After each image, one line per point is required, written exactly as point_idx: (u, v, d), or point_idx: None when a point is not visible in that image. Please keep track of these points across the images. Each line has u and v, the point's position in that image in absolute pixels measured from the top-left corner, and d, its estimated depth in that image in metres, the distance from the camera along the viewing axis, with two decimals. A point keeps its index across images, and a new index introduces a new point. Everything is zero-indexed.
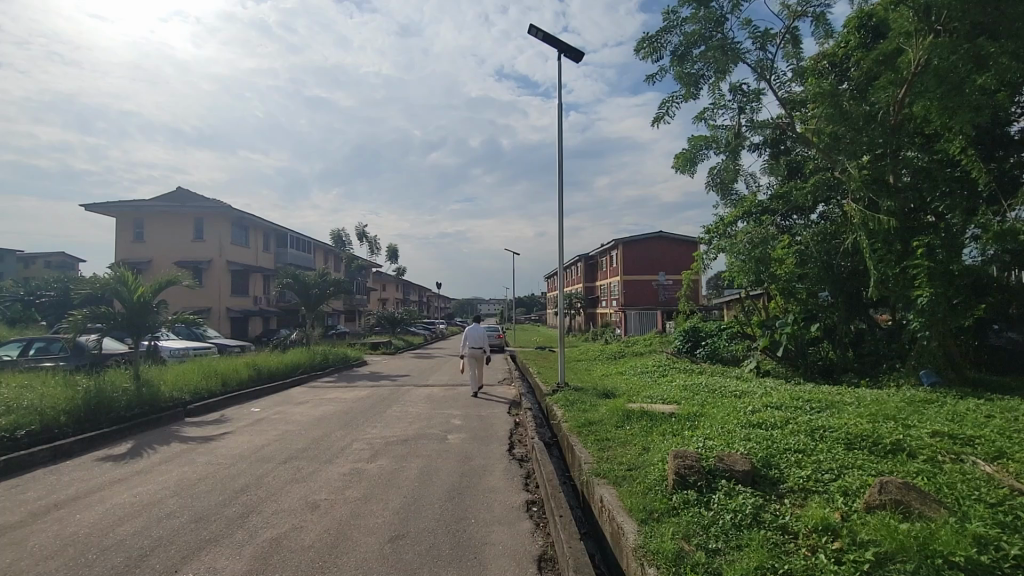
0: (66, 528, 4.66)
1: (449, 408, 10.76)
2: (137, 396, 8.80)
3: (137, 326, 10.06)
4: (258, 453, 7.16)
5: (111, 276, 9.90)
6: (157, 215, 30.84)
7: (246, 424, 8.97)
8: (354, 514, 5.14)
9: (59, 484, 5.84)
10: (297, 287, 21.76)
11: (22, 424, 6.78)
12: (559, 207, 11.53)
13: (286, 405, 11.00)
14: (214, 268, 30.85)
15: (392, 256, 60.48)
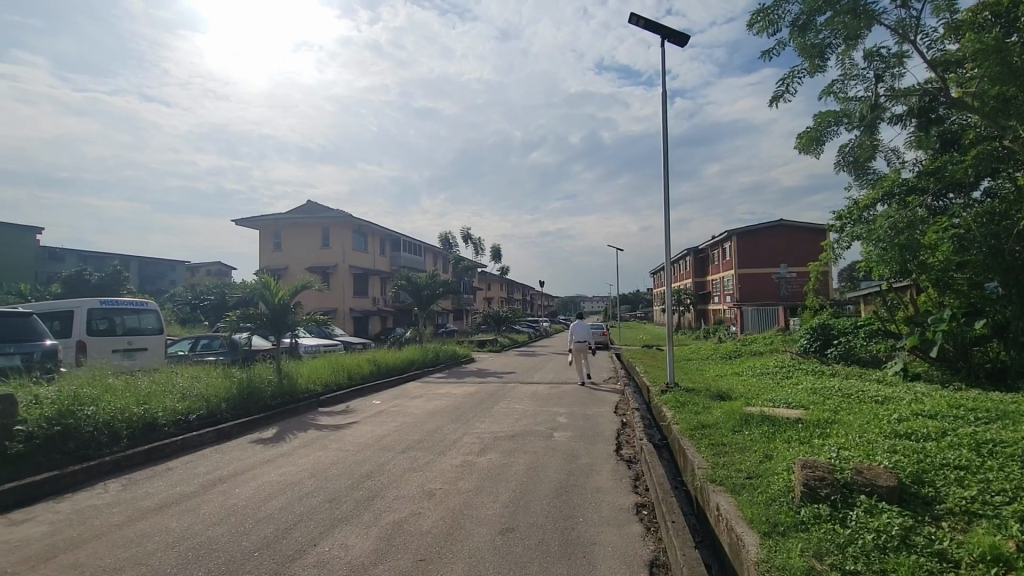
0: (229, 500, 5.41)
1: (555, 406, 10.79)
2: (280, 388, 9.96)
3: (278, 325, 11.39)
4: (380, 442, 7.73)
5: (258, 281, 11.27)
6: (292, 226, 34.70)
7: (369, 415, 9.76)
8: (467, 505, 5.35)
9: (223, 461, 6.80)
10: (410, 288, 23.20)
11: (194, 409, 7.99)
12: (667, 200, 11.02)
13: (403, 398, 11.78)
14: (339, 272, 34.00)
15: (496, 257, 62.09)
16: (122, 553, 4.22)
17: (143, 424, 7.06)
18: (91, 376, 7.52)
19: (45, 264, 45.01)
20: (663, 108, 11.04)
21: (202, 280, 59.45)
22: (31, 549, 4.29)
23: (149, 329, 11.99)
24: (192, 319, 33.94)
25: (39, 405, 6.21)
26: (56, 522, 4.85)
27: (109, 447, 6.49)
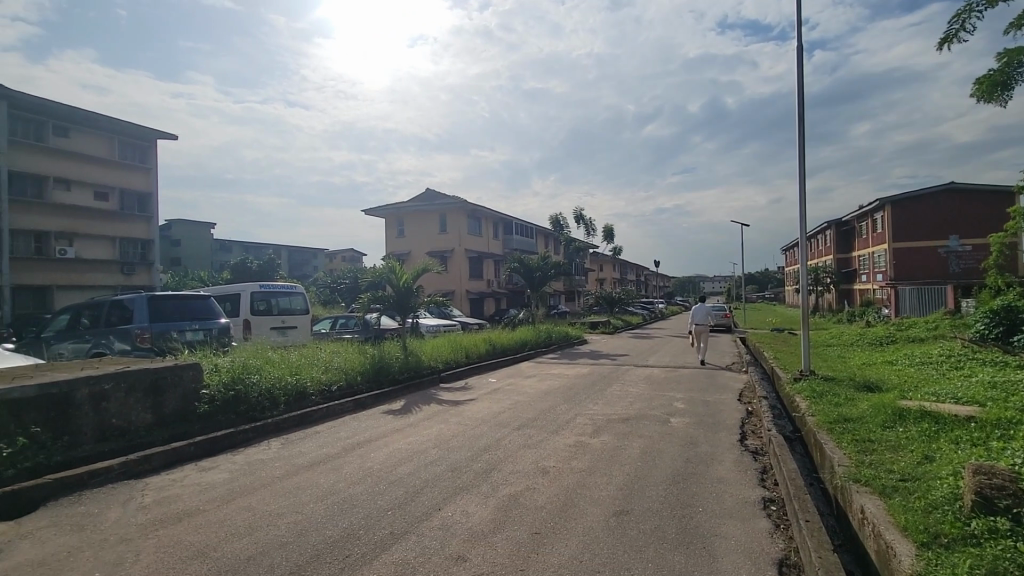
0: (366, 462, 6.01)
1: (672, 391, 10.37)
2: (406, 364, 10.80)
3: (403, 306, 12.30)
4: (496, 419, 8.04)
5: (385, 266, 12.23)
6: (413, 214, 37.01)
7: (485, 393, 10.20)
8: (581, 485, 5.37)
9: (360, 428, 7.57)
10: (522, 270, 23.62)
11: (335, 380, 8.98)
12: (802, 168, 9.88)
13: (517, 377, 12.11)
14: (456, 255, 35.68)
15: (609, 236, 60.70)
16: (284, 501, 4.91)
17: (295, 392, 8.09)
18: (255, 349, 8.76)
19: (218, 254, 53.17)
20: (799, 64, 9.84)
21: (338, 265, 66.01)
22: (216, 492, 5.16)
23: (298, 309, 13.62)
24: (331, 300, 38.01)
25: (218, 372, 7.38)
26: (233, 471, 5.76)
27: (270, 410, 7.54)
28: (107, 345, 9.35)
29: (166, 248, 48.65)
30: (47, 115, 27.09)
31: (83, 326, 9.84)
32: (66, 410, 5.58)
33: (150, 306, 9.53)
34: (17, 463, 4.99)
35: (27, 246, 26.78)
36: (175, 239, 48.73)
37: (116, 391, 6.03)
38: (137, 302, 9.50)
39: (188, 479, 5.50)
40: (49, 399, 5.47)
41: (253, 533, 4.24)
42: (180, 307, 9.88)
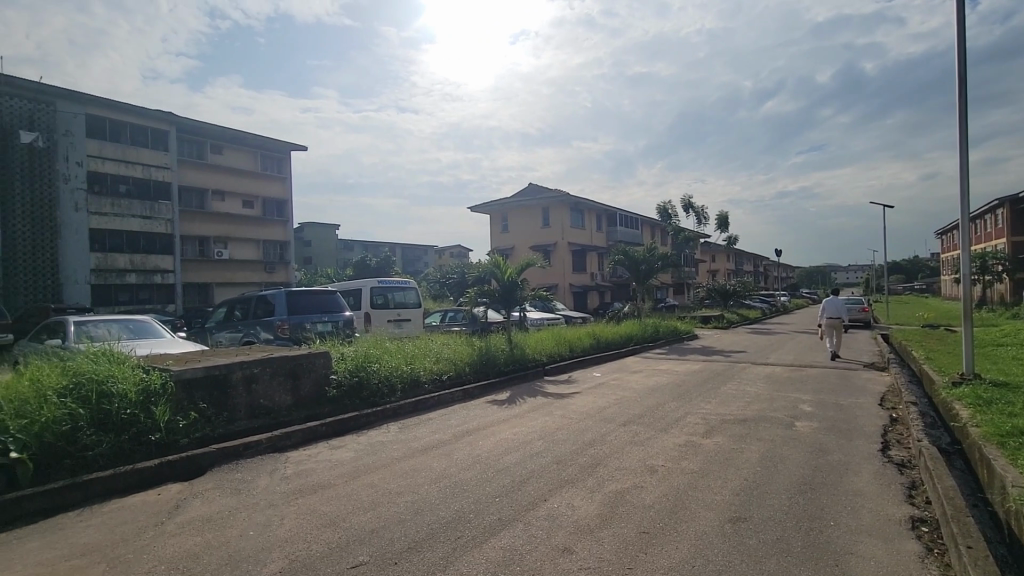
0: (474, 450, 6.26)
1: (797, 392, 9.47)
2: (512, 356, 11.06)
3: (508, 300, 12.57)
4: (601, 413, 7.93)
5: (490, 261, 12.58)
6: (516, 209, 37.61)
7: (590, 387, 10.11)
8: (692, 486, 5.09)
9: (469, 417, 7.89)
10: (627, 263, 22.97)
11: (446, 370, 9.45)
12: (963, 137, 8.43)
13: (622, 372, 11.82)
14: (559, 249, 35.70)
15: (722, 225, 56.82)
16: (401, 481, 5.27)
17: (410, 380, 8.65)
18: (375, 339, 9.48)
19: (342, 253, 58.46)
20: (957, 15, 8.40)
21: (446, 261, 69.30)
22: (344, 468, 5.69)
23: (411, 303, 14.52)
24: (441, 294, 40.03)
25: (343, 360, 8.11)
26: (358, 451, 6.31)
27: (388, 397, 8.13)
28: (255, 334, 10.70)
29: (300, 248, 54.52)
30: (206, 136, 31.61)
31: (236, 318, 11.33)
32: (224, 389, 6.48)
33: (288, 301, 10.73)
34: (190, 432, 5.90)
35: (194, 250, 31.54)
36: (306, 240, 54.42)
37: (262, 374, 6.88)
38: (278, 297, 10.75)
39: (321, 455, 6.13)
40: (213, 379, 6.39)
41: (376, 508, 4.60)
42: (312, 301, 11.01)
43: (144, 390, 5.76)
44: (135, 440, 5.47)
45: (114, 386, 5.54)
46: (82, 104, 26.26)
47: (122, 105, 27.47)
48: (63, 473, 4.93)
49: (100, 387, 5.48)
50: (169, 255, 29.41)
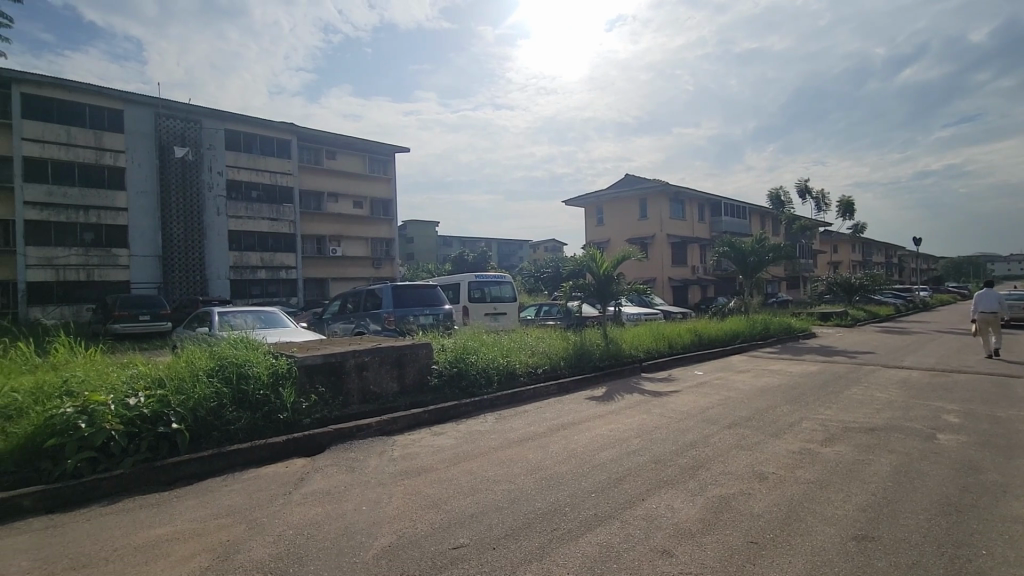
0: (570, 444, 6.23)
1: (939, 400, 8.27)
2: (607, 351, 10.86)
3: (604, 294, 12.34)
4: (703, 414, 7.52)
5: (585, 254, 12.42)
6: (612, 201, 36.78)
7: (692, 386, 9.63)
8: (808, 498, 4.66)
9: (564, 411, 7.87)
10: (733, 255, 21.51)
11: (541, 364, 9.51)
12: None
13: (727, 371, 11.11)
14: (657, 241, 34.39)
15: (846, 212, 51.14)
16: (498, 470, 5.40)
17: (507, 373, 8.84)
18: (473, 332, 9.78)
19: (441, 248, 61.24)
20: None
21: (541, 255, 69.81)
22: (445, 454, 5.96)
23: (506, 297, 14.85)
24: (536, 288, 40.38)
25: (444, 352, 8.47)
26: (457, 438, 6.58)
27: (486, 387, 8.37)
28: (365, 325, 11.54)
29: (403, 244, 57.85)
30: (322, 143, 34.63)
31: (349, 310, 12.29)
32: (340, 375, 7.07)
33: (394, 294, 11.44)
34: (312, 413, 6.53)
35: (313, 247, 34.69)
36: (409, 237, 57.64)
37: (372, 362, 7.41)
38: (385, 291, 11.50)
39: (424, 441, 6.47)
40: (330, 366, 7.00)
41: (475, 494, 4.76)
42: (415, 295, 11.66)
43: (274, 373, 6.48)
44: (267, 417, 6.16)
45: (251, 369, 6.30)
46: (222, 120, 30.02)
47: (253, 119, 30.99)
48: (211, 442, 5.68)
49: (240, 369, 6.27)
50: (292, 253, 32.65)
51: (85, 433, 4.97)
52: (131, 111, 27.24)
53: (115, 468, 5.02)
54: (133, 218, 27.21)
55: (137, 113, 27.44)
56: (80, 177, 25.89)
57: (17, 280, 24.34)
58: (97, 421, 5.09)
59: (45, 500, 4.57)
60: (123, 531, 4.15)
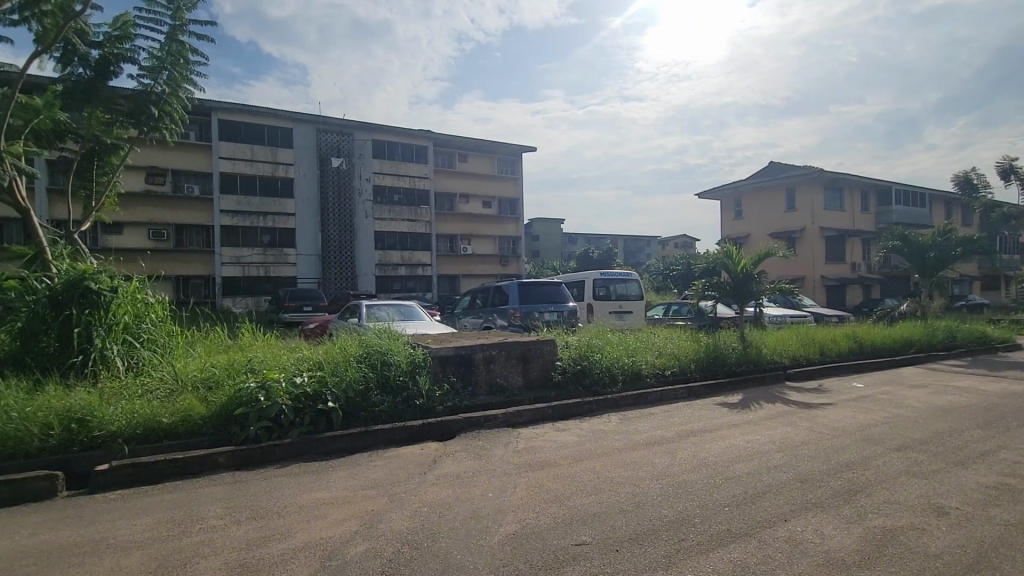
0: (701, 452, 5.86)
1: None
2: (745, 355, 10.00)
3: (742, 294, 11.37)
4: (863, 432, 6.57)
5: (721, 251, 11.53)
6: (753, 192, 33.73)
7: (849, 399, 8.46)
8: (1007, 542, 3.83)
9: (695, 417, 7.41)
10: (906, 250, 18.46)
11: (669, 365, 9.07)
12: None
13: (895, 385, 9.56)
14: (807, 235, 30.87)
15: None
16: (623, 472, 5.27)
17: (633, 373, 8.59)
18: (597, 330, 9.63)
19: (566, 246, 61.40)
20: None
21: (671, 252, 66.59)
22: (569, 451, 5.96)
23: (633, 295, 14.43)
24: (664, 287, 38.62)
25: (568, 349, 8.49)
26: (581, 436, 6.54)
27: (610, 387, 8.22)
28: (493, 320, 12.01)
29: (529, 243, 59.04)
30: (455, 147, 36.78)
31: (478, 306, 12.87)
32: (469, 367, 7.44)
33: (520, 291, 11.75)
34: (444, 401, 6.97)
35: (445, 246, 36.63)
36: (535, 234, 58.66)
37: (499, 356, 7.69)
38: (511, 287, 11.84)
39: (547, 436, 6.54)
40: (461, 358, 7.39)
41: (598, 494, 4.70)
42: (540, 291, 11.88)
43: (412, 362, 7.03)
44: (406, 402, 6.71)
45: (392, 357, 6.91)
46: (370, 132, 33.39)
47: (396, 128, 33.97)
48: (360, 421, 6.35)
49: (384, 356, 6.91)
50: (428, 251, 35.20)
51: (263, 405, 5.87)
52: (299, 129, 31.52)
53: (285, 437, 5.85)
54: (300, 222, 31.46)
55: (304, 131, 31.65)
56: (260, 188, 30.51)
57: (215, 274, 29.26)
58: (272, 396, 5.99)
59: (235, 458, 5.48)
60: (291, 491, 4.83)
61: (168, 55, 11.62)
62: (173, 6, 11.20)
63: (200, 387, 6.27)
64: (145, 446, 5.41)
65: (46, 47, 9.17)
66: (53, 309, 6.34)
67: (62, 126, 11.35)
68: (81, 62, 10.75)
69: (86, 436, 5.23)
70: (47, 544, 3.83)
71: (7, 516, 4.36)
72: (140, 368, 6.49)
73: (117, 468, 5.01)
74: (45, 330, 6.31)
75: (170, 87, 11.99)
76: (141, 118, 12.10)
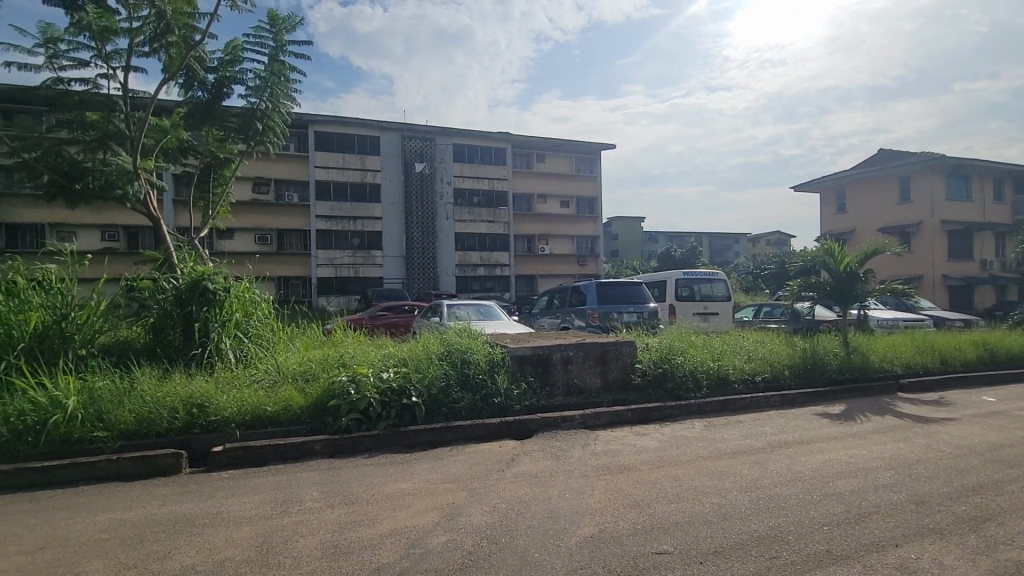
0: (796, 465, 5.42)
1: None
2: (848, 362, 9.13)
3: (844, 295, 10.41)
4: (995, 453, 5.76)
5: (820, 248, 10.60)
6: (858, 183, 30.79)
7: (977, 414, 7.45)
8: None
9: (789, 427, 6.89)
10: None
11: (760, 371, 8.51)
12: None
13: None
14: (925, 229, 27.68)
15: None
16: (708, 481, 5.01)
17: (719, 378, 8.15)
18: (680, 331, 9.25)
19: (647, 245, 59.65)
20: None
21: (762, 250, 62.57)
22: (650, 456, 5.78)
23: (719, 296, 13.71)
24: (754, 287, 36.33)
25: (649, 350, 8.23)
26: (662, 442, 6.31)
27: (694, 392, 7.86)
28: (570, 320, 11.94)
29: (608, 242, 58.05)
30: (533, 148, 37.01)
31: (555, 306, 12.85)
32: (547, 367, 7.44)
33: (598, 291, 11.58)
34: (522, 400, 7.04)
35: (523, 246, 36.96)
36: (614, 234, 57.57)
37: (576, 356, 7.62)
38: (589, 288, 11.70)
39: (626, 439, 6.38)
40: (538, 358, 7.41)
41: (681, 502, 4.51)
42: (620, 292, 11.64)
43: (491, 361, 7.16)
44: (485, 400, 6.85)
45: (472, 355, 7.08)
46: (450, 136, 34.52)
47: (476, 132, 34.82)
48: (441, 417, 6.58)
49: (464, 354, 7.10)
50: (506, 251, 35.72)
51: (353, 398, 6.25)
52: (385, 137, 33.25)
53: (373, 428, 6.18)
54: (386, 225, 33.16)
55: (390, 138, 33.33)
56: (350, 194, 32.55)
57: (311, 275, 31.56)
58: (361, 389, 6.36)
59: (329, 446, 5.88)
60: (378, 480, 5.10)
61: (271, 74, 12.77)
62: (275, 30, 12.24)
63: (299, 378, 6.81)
64: (252, 431, 5.95)
65: (172, 74, 10.37)
66: (177, 306, 7.15)
67: (184, 143, 12.77)
68: (199, 86, 12.03)
69: (204, 420, 5.86)
70: (173, 514, 4.33)
71: (142, 487, 4.99)
72: (249, 360, 7.19)
73: (229, 450, 5.56)
74: (171, 324, 7.12)
75: (272, 103, 13.09)
76: (249, 133, 13.20)
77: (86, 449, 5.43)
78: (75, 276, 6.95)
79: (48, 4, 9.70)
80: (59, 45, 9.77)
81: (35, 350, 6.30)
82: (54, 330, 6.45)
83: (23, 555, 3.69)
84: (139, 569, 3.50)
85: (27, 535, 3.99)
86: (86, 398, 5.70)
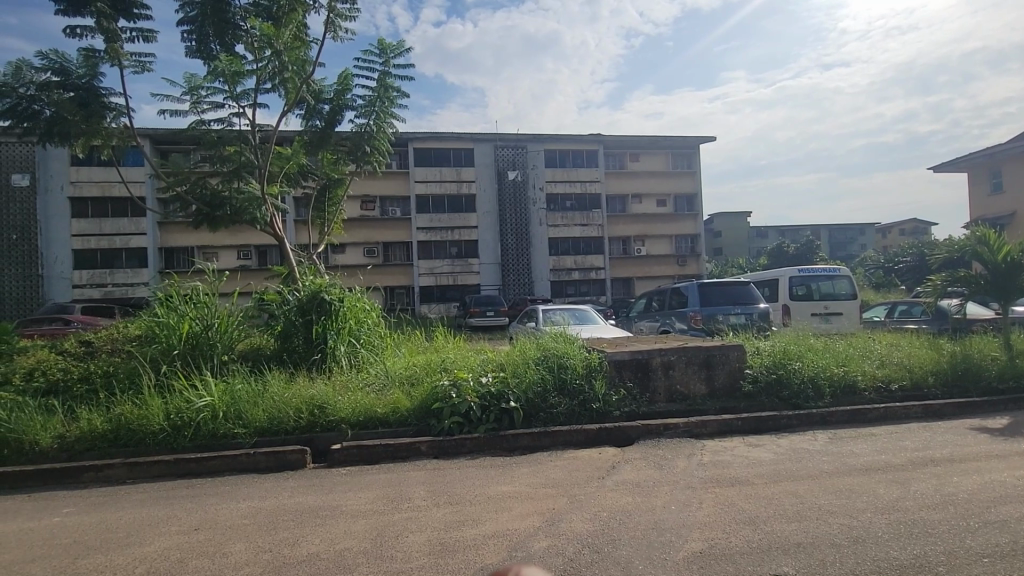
0: (947, 486, 4.70)
1: None
2: (1013, 368, 7.76)
3: (1004, 289, 8.86)
4: None
5: (969, 235, 9.13)
6: (1018, 157, 26.16)
7: None
8: None
9: (936, 442, 6.00)
10: None
11: (895, 379, 7.54)
12: None
13: None
14: None
15: None
16: (834, 499, 4.52)
17: (844, 386, 7.35)
18: (795, 334, 8.45)
19: (753, 242, 55.72)
20: None
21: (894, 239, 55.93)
22: (764, 469, 5.34)
23: (842, 294, 12.40)
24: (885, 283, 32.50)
25: (760, 355, 7.62)
26: (778, 454, 5.81)
27: (814, 401, 7.14)
28: (670, 324, 11.41)
29: (710, 240, 54.96)
30: (626, 147, 36.28)
31: (654, 309, 12.35)
32: (647, 372, 7.18)
33: (700, 292, 11.00)
34: (621, 406, 6.87)
35: (619, 248, 36.20)
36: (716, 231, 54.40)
37: (678, 362, 7.27)
38: (691, 289, 11.13)
39: (736, 451, 5.95)
40: (638, 363, 7.18)
41: (802, 521, 4.10)
42: (724, 292, 10.97)
43: (588, 366, 7.05)
44: (583, 405, 6.78)
45: (569, 361, 7.02)
46: (542, 142, 34.87)
47: (566, 137, 34.89)
48: (539, 422, 6.60)
49: (561, 359, 7.06)
50: (601, 255, 35.25)
51: (454, 401, 6.49)
52: (478, 149, 34.37)
53: (474, 430, 6.38)
54: (482, 234, 34.16)
55: (483, 150, 34.39)
56: (448, 206, 34.01)
57: (413, 284, 33.32)
58: (461, 393, 6.58)
59: (434, 447, 6.14)
60: (481, 482, 5.22)
61: (379, 97, 13.73)
62: (383, 56, 13.16)
63: (406, 382, 7.22)
64: (365, 431, 6.40)
65: (289, 105, 11.51)
66: (299, 314, 7.90)
67: (304, 168, 14.04)
68: (317, 115, 13.31)
69: (324, 420, 6.41)
70: (300, 506, 4.76)
71: (274, 479, 5.56)
72: (361, 364, 7.77)
73: (346, 448, 6.01)
74: (294, 331, 7.88)
75: (378, 125, 14.07)
76: (360, 154, 14.26)
77: (229, 443, 6.17)
78: (216, 290, 7.94)
79: (191, 57, 11.29)
80: (200, 91, 11.31)
81: (187, 355, 7.30)
82: (202, 338, 7.44)
83: (182, 534, 4.27)
84: (274, 553, 3.89)
85: (185, 517, 4.62)
86: (228, 397, 6.47)
